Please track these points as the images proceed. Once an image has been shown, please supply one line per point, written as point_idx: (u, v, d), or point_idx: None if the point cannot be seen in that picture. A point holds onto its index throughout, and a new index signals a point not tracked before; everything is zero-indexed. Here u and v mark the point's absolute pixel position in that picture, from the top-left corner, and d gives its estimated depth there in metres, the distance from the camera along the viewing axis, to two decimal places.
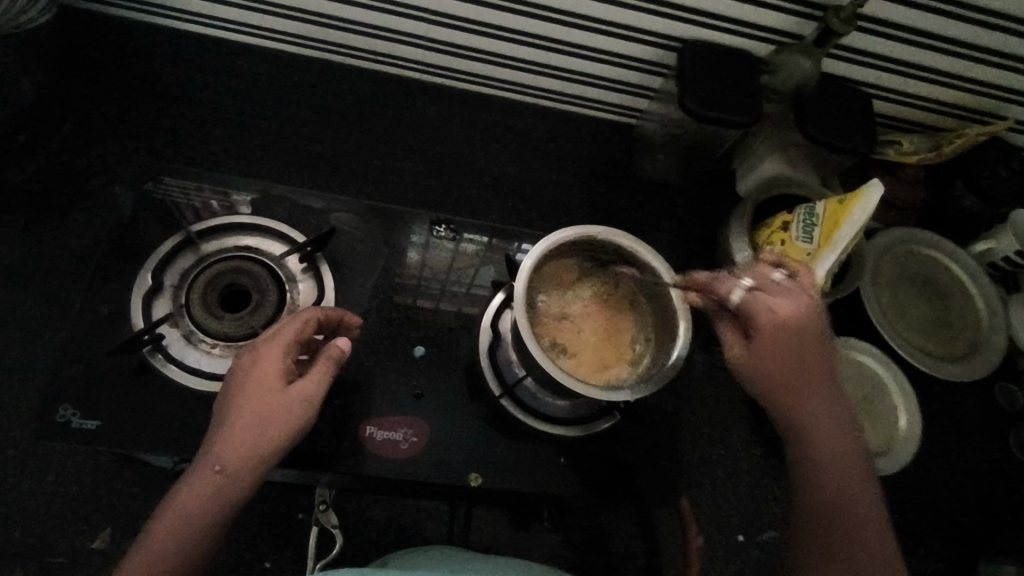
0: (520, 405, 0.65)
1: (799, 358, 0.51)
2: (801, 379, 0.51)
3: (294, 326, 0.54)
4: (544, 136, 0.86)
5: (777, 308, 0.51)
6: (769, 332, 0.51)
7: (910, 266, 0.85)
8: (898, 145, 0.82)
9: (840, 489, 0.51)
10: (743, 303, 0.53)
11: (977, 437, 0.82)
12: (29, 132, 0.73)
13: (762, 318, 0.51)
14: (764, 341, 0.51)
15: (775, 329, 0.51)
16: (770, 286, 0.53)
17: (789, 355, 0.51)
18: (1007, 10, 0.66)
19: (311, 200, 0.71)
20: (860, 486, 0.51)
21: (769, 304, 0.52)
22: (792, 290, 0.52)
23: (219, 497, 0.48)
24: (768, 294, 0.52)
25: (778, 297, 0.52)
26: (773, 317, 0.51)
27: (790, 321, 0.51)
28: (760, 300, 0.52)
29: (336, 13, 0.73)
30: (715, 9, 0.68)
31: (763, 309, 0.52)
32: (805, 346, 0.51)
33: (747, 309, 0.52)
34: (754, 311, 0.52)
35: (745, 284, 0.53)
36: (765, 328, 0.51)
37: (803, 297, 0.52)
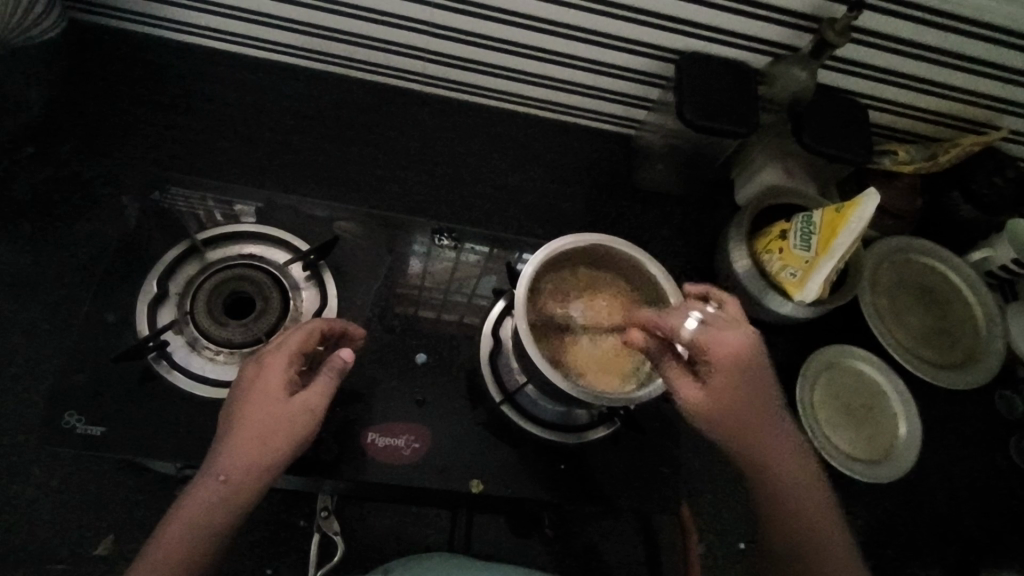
0: (521, 411, 0.66)
1: (752, 385, 0.53)
2: (751, 404, 0.53)
3: (297, 337, 0.54)
4: (545, 147, 0.87)
5: (729, 341, 0.52)
6: (725, 366, 0.52)
7: (908, 274, 0.85)
8: (895, 155, 0.82)
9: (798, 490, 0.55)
10: (696, 339, 0.52)
11: (976, 443, 0.82)
12: (37, 143, 0.74)
13: (717, 354, 0.52)
14: (722, 375, 0.52)
15: (730, 363, 0.52)
16: (712, 319, 0.54)
17: (744, 387, 0.53)
18: (998, 22, 0.67)
19: (314, 208, 0.72)
20: (806, 482, 0.56)
21: (720, 338, 0.52)
22: (731, 321, 0.54)
23: (226, 506, 0.49)
24: (717, 328, 0.53)
25: (727, 332, 0.53)
26: (727, 350, 0.52)
27: (743, 353, 0.52)
28: (712, 334, 0.52)
29: (338, 26, 0.74)
30: (711, 21, 0.69)
31: (718, 344, 0.52)
32: (755, 378, 0.53)
33: (703, 345, 0.52)
34: (710, 346, 0.52)
35: (694, 318, 0.53)
36: (720, 361, 0.52)
37: (745, 327, 0.54)
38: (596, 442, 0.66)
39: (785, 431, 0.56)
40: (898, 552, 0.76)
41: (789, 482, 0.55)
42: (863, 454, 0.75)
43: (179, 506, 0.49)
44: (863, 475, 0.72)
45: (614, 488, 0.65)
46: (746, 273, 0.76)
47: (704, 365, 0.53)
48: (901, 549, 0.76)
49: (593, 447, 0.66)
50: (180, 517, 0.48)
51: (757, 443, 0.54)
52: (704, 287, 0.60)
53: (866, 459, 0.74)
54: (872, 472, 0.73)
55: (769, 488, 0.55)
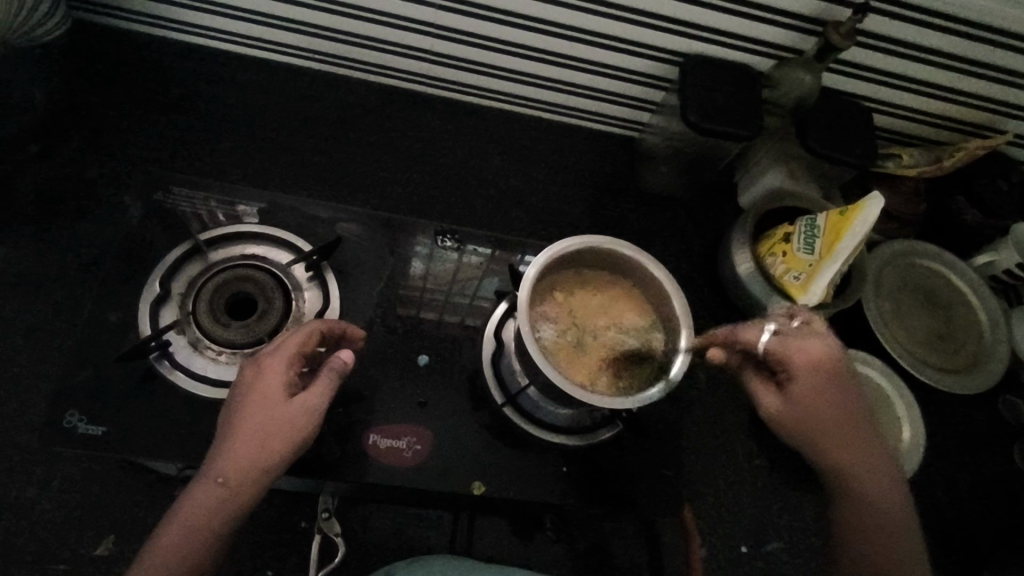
0: (523, 414, 0.65)
1: (836, 394, 0.53)
2: (838, 414, 0.53)
3: (297, 338, 0.54)
4: (548, 149, 0.87)
5: (808, 351, 0.53)
6: (806, 376, 0.53)
7: (913, 278, 0.85)
8: (898, 158, 0.82)
9: (884, 509, 0.54)
10: (772, 350, 0.54)
11: (980, 448, 0.82)
12: (40, 143, 0.74)
13: (798, 363, 0.53)
14: (802, 385, 0.53)
15: (813, 372, 0.53)
16: (793, 329, 0.55)
17: (826, 397, 0.53)
18: (1004, 26, 0.67)
19: (317, 209, 0.72)
20: (891, 498, 0.54)
21: (799, 347, 0.53)
22: (813, 330, 0.55)
23: (224, 507, 0.49)
24: (795, 338, 0.54)
25: (806, 341, 0.53)
26: (806, 360, 0.53)
27: (824, 362, 0.53)
28: (790, 344, 0.53)
29: (341, 26, 0.74)
30: (715, 23, 0.69)
31: (797, 354, 0.53)
32: (841, 388, 0.53)
33: (779, 355, 0.54)
34: (788, 356, 0.53)
35: (770, 329, 0.55)
36: (799, 371, 0.53)
37: (828, 337, 0.54)
38: (599, 445, 0.66)
39: (877, 444, 0.55)
40: None
41: (874, 495, 0.54)
42: None
43: (177, 509, 0.49)
44: None
45: (617, 491, 0.65)
46: (749, 276, 0.77)
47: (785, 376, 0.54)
48: None
49: (596, 450, 0.66)
50: (178, 519, 0.48)
51: (840, 454, 0.54)
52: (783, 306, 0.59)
53: None
54: None
55: (847, 499, 0.54)
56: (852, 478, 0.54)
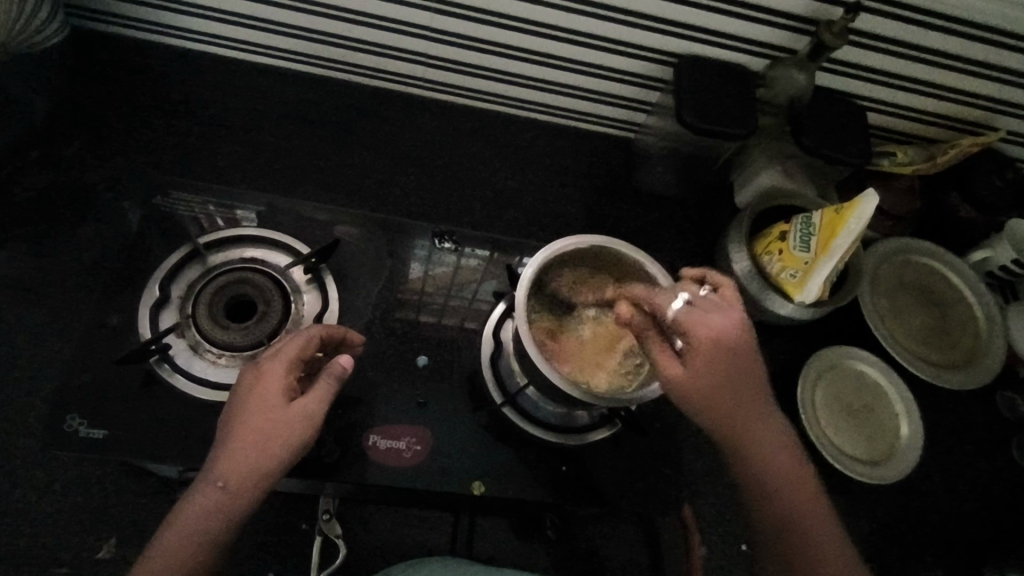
0: (521, 413, 0.66)
1: (734, 367, 0.52)
2: (730, 391, 0.52)
3: (297, 344, 0.55)
4: (544, 150, 0.87)
5: (711, 323, 0.51)
6: (704, 350, 0.51)
7: (908, 275, 0.85)
8: (894, 155, 0.82)
9: (789, 485, 0.55)
10: (679, 318, 0.52)
11: (979, 444, 0.82)
12: (41, 149, 0.74)
13: (698, 334, 0.51)
14: (701, 358, 0.51)
15: (711, 345, 0.51)
16: (702, 302, 0.53)
17: (724, 375, 0.51)
18: (994, 24, 0.67)
19: (316, 212, 0.72)
20: (786, 473, 0.55)
21: (703, 318, 0.52)
22: (719, 304, 0.53)
23: (225, 511, 0.49)
24: (703, 309, 0.52)
25: (710, 313, 0.52)
26: (708, 331, 0.51)
27: (725, 334, 0.51)
28: (695, 313, 0.52)
29: (338, 31, 0.75)
30: (708, 24, 0.70)
31: (699, 323, 0.51)
32: (739, 367, 0.52)
33: (684, 325, 0.52)
34: (690, 327, 0.51)
35: (682, 300, 0.53)
36: (700, 343, 0.51)
37: (735, 313, 0.53)
38: (597, 445, 0.66)
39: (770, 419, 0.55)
40: (899, 553, 0.75)
41: (775, 478, 0.54)
42: (864, 455, 0.75)
43: (178, 513, 0.50)
44: (862, 475, 0.72)
45: (615, 490, 0.65)
46: (745, 274, 0.76)
47: (688, 347, 0.52)
48: (903, 550, 0.76)
49: (594, 449, 0.66)
50: (179, 525, 0.48)
51: (740, 433, 0.53)
52: (699, 269, 0.58)
53: (870, 460, 0.74)
54: (870, 473, 0.73)
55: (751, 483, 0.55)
56: (755, 461, 0.54)
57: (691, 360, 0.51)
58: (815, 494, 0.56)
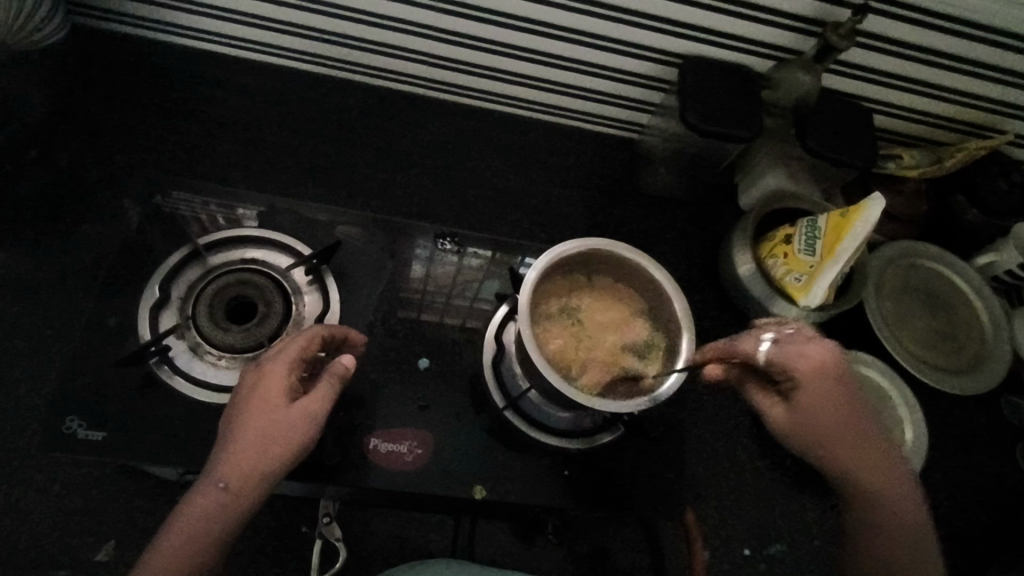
0: (524, 417, 0.65)
1: (838, 393, 0.56)
2: (841, 418, 0.55)
3: (298, 343, 0.54)
4: (547, 151, 0.87)
5: (809, 355, 0.56)
6: (812, 382, 0.55)
7: (914, 278, 0.85)
8: (899, 159, 0.82)
9: (896, 511, 0.55)
10: (772, 358, 0.56)
11: (983, 449, 0.82)
12: (41, 148, 0.74)
13: (800, 368, 0.55)
14: (806, 390, 0.55)
15: (815, 376, 0.55)
16: (791, 335, 0.57)
17: (834, 399, 0.55)
18: (1003, 26, 0.67)
19: (317, 212, 0.72)
20: (901, 495, 0.56)
21: (798, 351, 0.56)
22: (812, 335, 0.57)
23: (226, 512, 0.48)
24: (794, 344, 0.56)
25: (805, 344, 0.56)
26: (810, 362, 0.55)
27: (824, 363, 0.55)
28: (789, 350, 0.56)
29: (342, 30, 0.75)
30: (713, 24, 0.69)
31: (797, 357, 0.56)
32: (846, 386, 0.56)
33: (781, 362, 0.56)
34: (789, 363, 0.56)
35: (768, 339, 0.57)
36: (804, 376, 0.55)
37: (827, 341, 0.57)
38: (599, 449, 0.66)
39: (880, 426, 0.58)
40: None
41: (888, 488, 0.55)
42: None
43: (178, 515, 0.49)
44: None
45: (618, 494, 0.65)
46: (750, 278, 0.77)
47: (793, 381, 0.56)
48: None
49: (597, 453, 0.66)
50: (179, 528, 0.48)
51: (854, 456, 0.56)
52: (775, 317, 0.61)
53: None
54: None
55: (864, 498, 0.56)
56: (866, 477, 0.55)
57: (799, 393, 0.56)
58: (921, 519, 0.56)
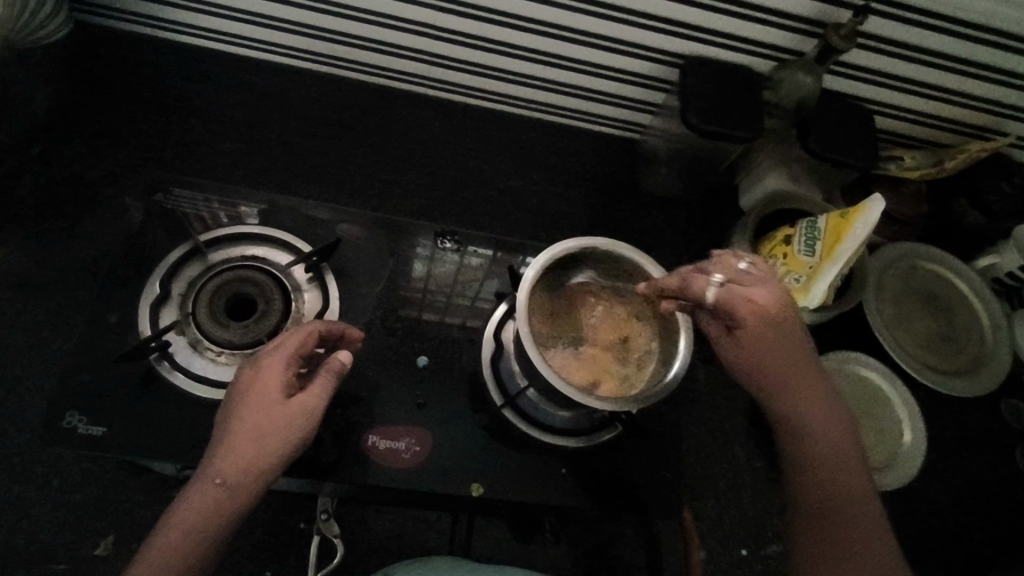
0: (521, 415, 0.65)
1: (781, 339, 0.51)
2: (783, 363, 0.52)
3: (296, 339, 0.54)
4: (548, 151, 0.87)
5: (753, 298, 0.51)
6: (754, 325, 0.51)
7: (913, 280, 0.85)
8: (901, 160, 0.82)
9: (835, 466, 0.53)
10: (719, 299, 0.51)
11: (982, 451, 0.82)
12: (44, 144, 0.74)
13: (745, 311, 0.51)
14: (749, 333, 0.51)
15: (758, 320, 0.51)
16: (740, 277, 0.52)
17: (775, 347, 0.51)
18: (1005, 28, 0.66)
19: (318, 210, 0.72)
20: (841, 449, 0.53)
21: (743, 293, 0.51)
22: (762, 278, 0.52)
23: (224, 509, 0.49)
24: (741, 285, 0.51)
25: (752, 288, 0.51)
26: (753, 306, 0.51)
27: (770, 309, 0.51)
28: (735, 292, 0.51)
29: (344, 29, 0.75)
30: (714, 24, 0.69)
31: (741, 301, 0.51)
32: (787, 335, 0.52)
33: (725, 305, 0.51)
34: (733, 307, 0.51)
35: (717, 280, 0.52)
36: (747, 321, 0.51)
37: (775, 284, 0.52)
38: (597, 448, 0.66)
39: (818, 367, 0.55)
40: None
41: (824, 440, 0.53)
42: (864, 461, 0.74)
43: (176, 510, 0.49)
44: None
45: (615, 494, 0.65)
46: None
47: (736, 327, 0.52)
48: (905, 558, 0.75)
49: (594, 452, 0.66)
50: (176, 524, 0.48)
51: (794, 402, 0.53)
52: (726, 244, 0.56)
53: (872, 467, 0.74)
54: None
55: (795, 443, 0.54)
56: (802, 427, 0.53)
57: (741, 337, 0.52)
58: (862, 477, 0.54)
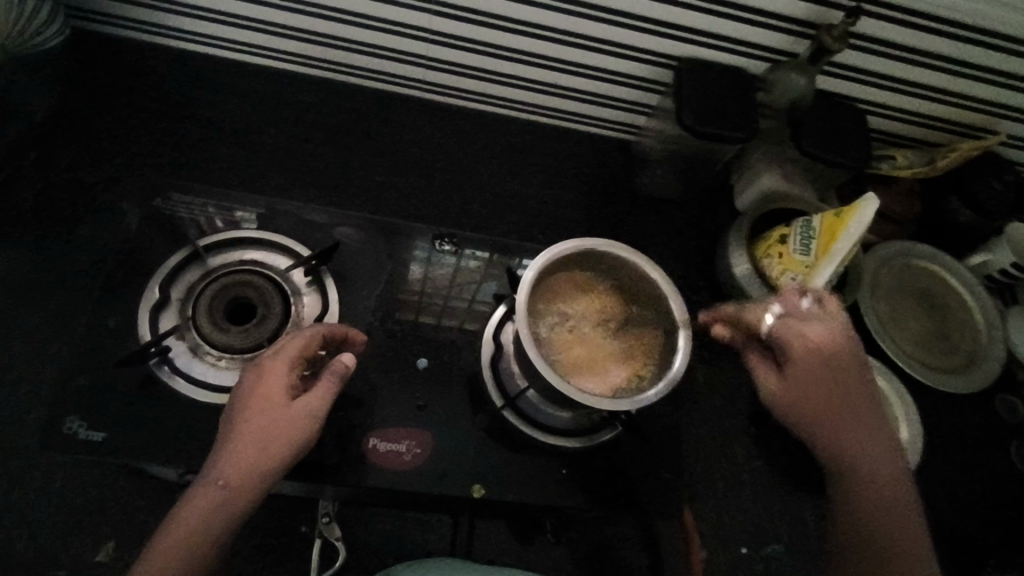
0: (522, 416, 0.66)
1: (831, 375, 0.56)
2: (828, 402, 0.57)
3: (299, 341, 0.55)
4: (544, 153, 0.87)
5: (806, 333, 0.57)
6: (802, 358, 0.57)
7: (907, 279, 0.85)
8: (893, 159, 0.83)
9: (879, 511, 0.55)
10: (772, 329, 0.59)
11: (979, 447, 0.82)
12: (39, 150, 0.74)
13: (795, 343, 0.57)
14: (798, 365, 0.57)
15: (807, 354, 0.57)
16: (801, 313, 0.59)
17: (824, 381, 0.56)
18: (993, 28, 0.67)
19: (315, 214, 0.72)
20: (889, 495, 0.55)
21: (797, 327, 0.58)
22: (822, 317, 0.58)
23: (224, 513, 0.48)
24: (796, 320, 0.58)
25: (807, 322, 0.58)
26: (805, 341, 0.57)
27: (821, 345, 0.57)
28: (790, 325, 0.58)
29: (340, 33, 0.75)
30: (710, 27, 0.70)
31: (795, 333, 0.57)
32: (834, 369, 0.56)
33: (778, 335, 0.58)
34: (785, 338, 0.58)
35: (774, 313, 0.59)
36: (798, 354, 0.57)
37: (835, 324, 0.58)
38: (598, 448, 0.66)
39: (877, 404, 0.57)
40: None
41: (871, 481, 0.56)
42: None
43: (175, 515, 0.49)
44: None
45: (616, 493, 0.65)
46: (744, 277, 0.77)
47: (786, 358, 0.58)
48: None
49: (594, 452, 0.66)
50: (175, 529, 0.47)
51: (841, 440, 0.57)
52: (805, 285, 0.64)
53: None
54: None
55: (842, 483, 0.57)
56: (851, 465, 0.56)
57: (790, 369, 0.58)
58: (914, 528, 0.55)
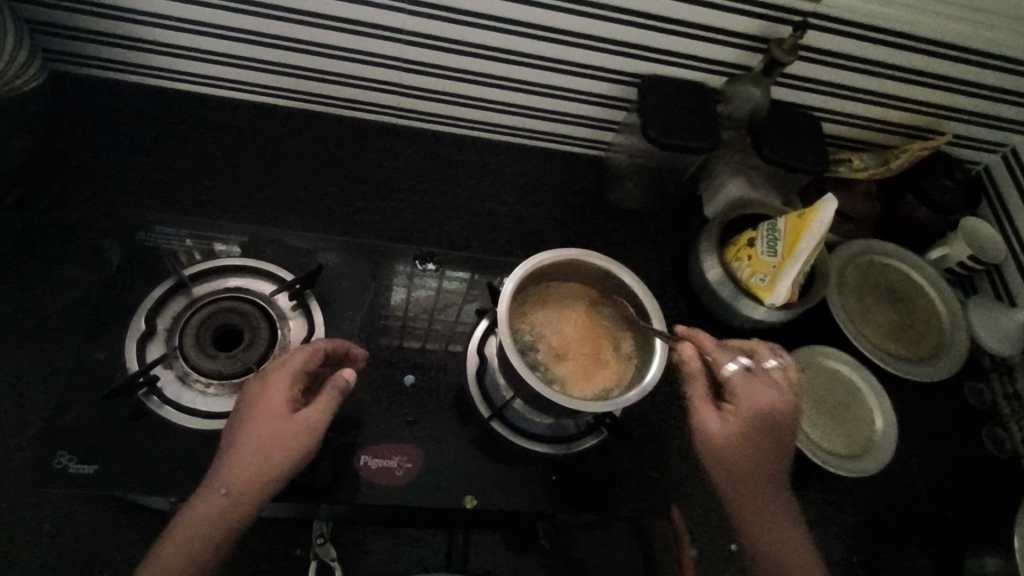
0: (509, 426, 0.67)
1: (766, 441, 0.59)
2: (747, 460, 0.59)
3: (301, 356, 0.57)
4: (517, 172, 0.90)
5: (760, 396, 0.59)
6: (744, 417, 0.58)
7: (871, 275, 0.89)
8: (849, 161, 0.87)
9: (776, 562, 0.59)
10: (733, 381, 0.60)
11: (952, 433, 0.85)
12: (20, 191, 0.75)
13: (746, 401, 0.59)
14: (735, 426, 0.59)
15: (753, 416, 0.58)
16: (760, 373, 0.61)
17: (759, 440, 0.59)
18: (928, 35, 0.72)
19: (299, 240, 0.74)
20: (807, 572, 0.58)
21: (755, 387, 0.59)
22: (771, 381, 0.60)
23: (225, 520, 0.52)
24: (759, 380, 0.60)
25: (763, 386, 0.60)
26: (754, 403, 0.59)
27: (768, 410, 0.58)
28: (750, 382, 0.60)
29: (315, 65, 0.78)
30: (667, 45, 0.74)
31: (750, 393, 0.59)
32: (771, 427, 0.59)
33: (736, 387, 0.60)
34: (738, 391, 0.59)
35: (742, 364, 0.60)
36: (746, 411, 0.59)
37: (784, 390, 0.60)
38: (585, 453, 0.68)
39: (773, 421, 0.59)
40: (886, 543, 0.77)
41: (784, 542, 0.59)
42: (842, 449, 0.76)
43: (182, 520, 0.52)
44: (838, 465, 0.74)
45: (605, 496, 0.67)
46: (718, 282, 0.80)
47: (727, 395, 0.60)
48: (889, 540, 0.77)
49: (583, 457, 0.68)
50: (179, 531, 0.51)
51: (747, 497, 0.60)
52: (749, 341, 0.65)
53: (848, 454, 0.76)
54: (853, 466, 0.74)
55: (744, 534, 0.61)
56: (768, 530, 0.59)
57: (727, 410, 0.60)
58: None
